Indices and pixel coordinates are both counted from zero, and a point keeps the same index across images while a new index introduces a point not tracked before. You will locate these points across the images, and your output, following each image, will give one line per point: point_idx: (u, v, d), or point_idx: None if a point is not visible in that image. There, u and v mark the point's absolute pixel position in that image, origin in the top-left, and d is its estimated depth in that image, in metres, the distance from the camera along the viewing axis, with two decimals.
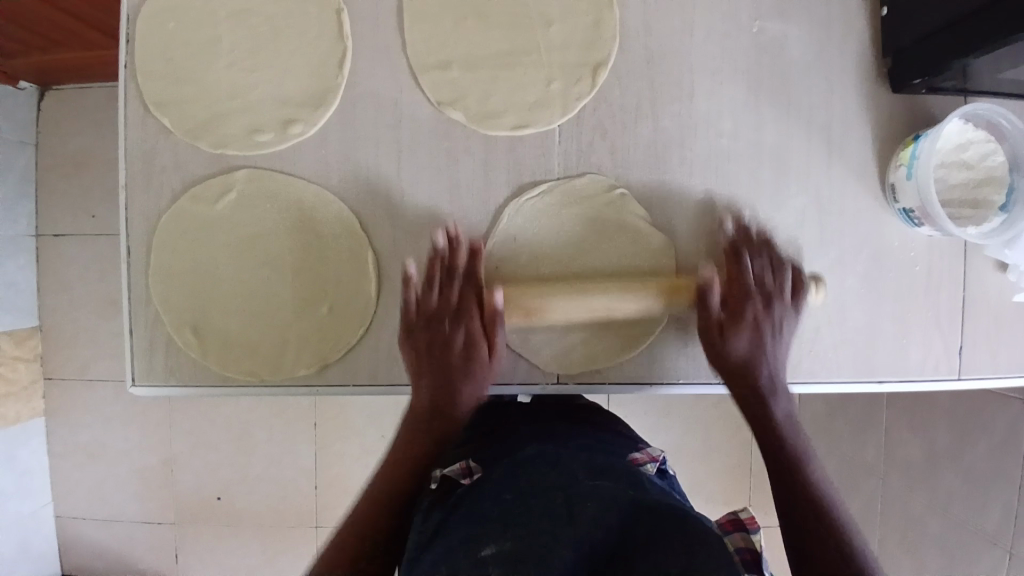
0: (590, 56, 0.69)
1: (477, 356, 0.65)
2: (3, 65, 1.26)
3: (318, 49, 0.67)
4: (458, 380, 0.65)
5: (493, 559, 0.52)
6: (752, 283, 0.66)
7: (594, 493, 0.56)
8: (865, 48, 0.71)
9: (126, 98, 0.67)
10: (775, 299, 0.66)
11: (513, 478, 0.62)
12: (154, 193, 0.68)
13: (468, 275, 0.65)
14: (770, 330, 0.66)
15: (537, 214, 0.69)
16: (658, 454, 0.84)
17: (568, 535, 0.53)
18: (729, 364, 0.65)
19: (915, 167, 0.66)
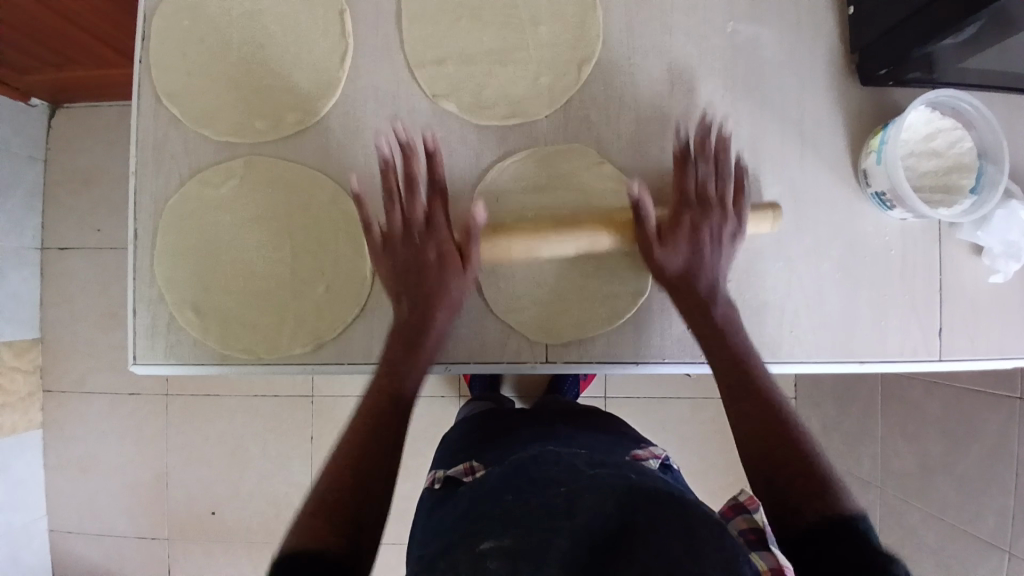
0: (576, 54, 0.73)
1: (444, 275, 0.67)
2: (17, 82, 1.32)
3: (323, 46, 0.72)
4: (428, 292, 0.66)
5: (492, 553, 0.54)
6: (698, 188, 0.69)
7: (593, 486, 0.59)
8: (834, 48, 0.75)
9: (139, 91, 0.71)
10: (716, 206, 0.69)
11: (515, 474, 0.64)
12: (163, 178, 0.71)
13: (437, 196, 0.67)
14: (709, 236, 0.68)
15: (522, 181, 0.72)
16: (659, 453, 0.83)
17: (567, 528, 0.55)
18: (672, 276, 0.68)
19: (883, 152, 0.70)
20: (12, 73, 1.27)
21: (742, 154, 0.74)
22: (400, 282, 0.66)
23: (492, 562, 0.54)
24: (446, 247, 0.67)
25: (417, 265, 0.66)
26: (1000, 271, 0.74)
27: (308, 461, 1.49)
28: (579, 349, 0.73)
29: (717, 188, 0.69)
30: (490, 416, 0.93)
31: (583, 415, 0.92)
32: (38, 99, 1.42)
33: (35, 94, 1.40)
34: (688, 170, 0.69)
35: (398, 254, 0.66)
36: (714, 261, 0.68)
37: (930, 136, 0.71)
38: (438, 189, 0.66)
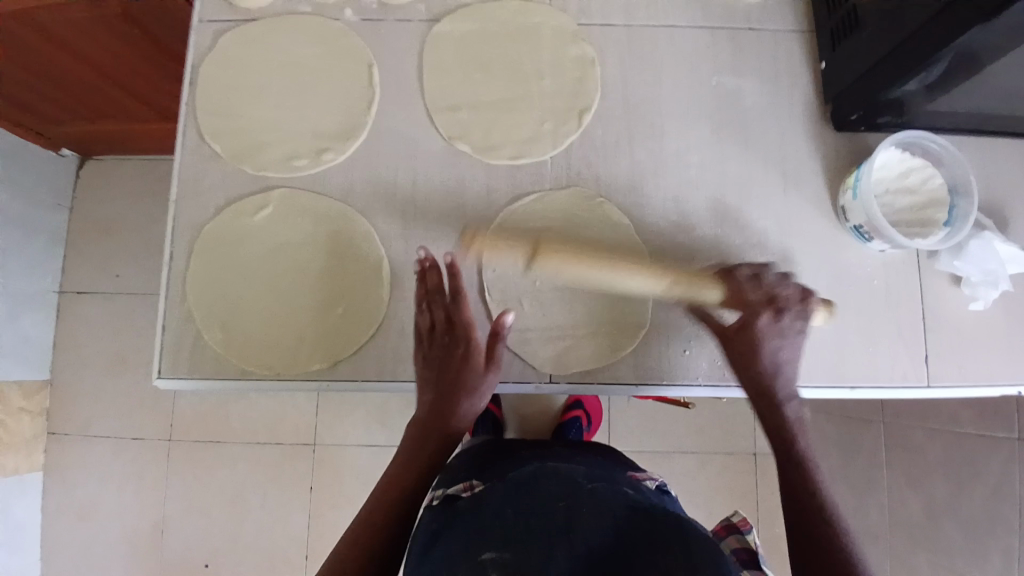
0: (577, 103, 0.82)
1: (469, 372, 0.72)
2: (50, 133, 1.41)
3: (352, 94, 0.81)
4: (456, 390, 0.72)
5: (491, 563, 0.57)
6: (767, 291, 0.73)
7: (591, 504, 0.61)
8: (808, 99, 0.84)
9: (184, 130, 0.79)
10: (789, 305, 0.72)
11: (514, 487, 0.65)
12: (201, 206, 0.78)
13: (462, 299, 0.73)
14: (768, 327, 0.71)
15: (529, 215, 0.79)
16: (655, 476, 0.88)
17: (565, 546, 0.57)
18: (750, 376, 0.71)
19: (859, 188, 0.76)
20: (48, 124, 1.36)
21: (729, 192, 0.81)
22: (436, 382, 0.72)
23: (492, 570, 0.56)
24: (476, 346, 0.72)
25: (448, 363, 0.72)
26: (980, 299, 0.79)
27: (308, 510, 1.47)
28: (583, 371, 0.76)
29: (785, 293, 0.72)
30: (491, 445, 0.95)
31: (585, 446, 0.94)
32: (69, 150, 1.52)
33: (66, 145, 1.48)
34: (740, 281, 0.73)
35: (435, 354, 0.72)
36: (786, 355, 0.71)
37: (903, 175, 0.77)
38: (462, 293, 0.73)
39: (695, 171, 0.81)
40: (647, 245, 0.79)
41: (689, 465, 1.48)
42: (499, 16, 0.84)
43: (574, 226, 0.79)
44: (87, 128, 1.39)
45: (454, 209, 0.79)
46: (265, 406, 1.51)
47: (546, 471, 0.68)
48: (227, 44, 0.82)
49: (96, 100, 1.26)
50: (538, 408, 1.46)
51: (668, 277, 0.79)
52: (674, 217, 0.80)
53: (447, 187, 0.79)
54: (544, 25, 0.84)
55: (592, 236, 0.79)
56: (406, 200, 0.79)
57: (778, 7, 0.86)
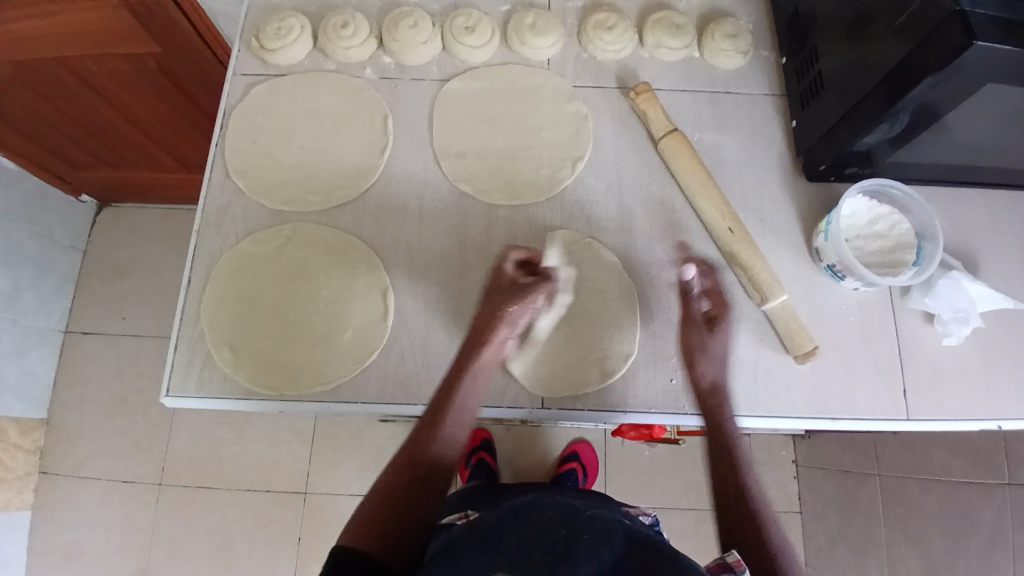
0: (571, 152, 0.90)
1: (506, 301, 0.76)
2: (76, 178, 1.50)
3: (367, 140, 0.89)
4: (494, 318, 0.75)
5: None
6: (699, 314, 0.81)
7: (590, 530, 0.62)
8: (782, 154, 0.92)
9: (212, 168, 0.87)
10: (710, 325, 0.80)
11: (513, 517, 0.67)
12: (222, 235, 0.84)
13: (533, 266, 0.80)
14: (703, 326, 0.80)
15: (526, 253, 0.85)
16: (649, 514, 0.89)
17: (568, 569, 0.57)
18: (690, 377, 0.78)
19: (830, 231, 0.83)
20: (71, 168, 1.45)
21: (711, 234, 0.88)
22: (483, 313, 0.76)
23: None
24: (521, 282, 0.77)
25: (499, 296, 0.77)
26: (952, 334, 0.83)
27: (295, 560, 1.44)
28: (574, 398, 0.80)
29: (711, 310, 0.81)
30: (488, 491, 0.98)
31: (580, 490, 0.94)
32: (88, 195, 1.60)
33: (88, 191, 1.57)
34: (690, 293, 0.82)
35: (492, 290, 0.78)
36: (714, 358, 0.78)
37: (872, 221, 0.84)
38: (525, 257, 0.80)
39: (680, 215, 0.88)
40: (635, 281, 0.85)
41: (684, 520, 1.46)
42: (502, 77, 0.94)
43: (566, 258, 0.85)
44: (109, 175, 1.48)
45: (456, 244, 0.85)
46: (259, 450, 1.51)
47: (545, 502, 0.70)
48: (257, 95, 0.91)
49: (122, 148, 1.35)
50: (532, 458, 1.46)
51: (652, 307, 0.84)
52: (660, 255, 0.86)
53: (451, 224, 0.86)
54: (543, 86, 0.94)
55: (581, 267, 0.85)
56: (412, 235, 0.85)
57: (752, 75, 0.97)
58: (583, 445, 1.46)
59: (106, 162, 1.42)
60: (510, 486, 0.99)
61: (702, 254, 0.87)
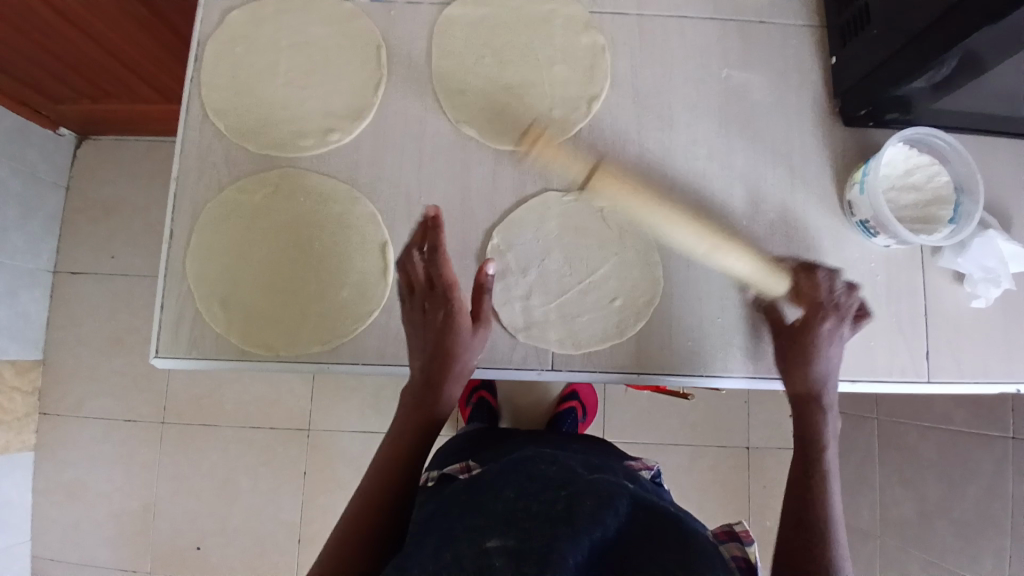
0: (587, 90, 0.82)
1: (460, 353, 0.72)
2: (50, 111, 1.38)
3: (360, 75, 0.80)
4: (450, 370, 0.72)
5: (496, 551, 0.58)
6: (826, 297, 0.75)
7: (592, 493, 0.64)
8: (818, 94, 0.84)
9: (188, 107, 0.78)
10: (838, 315, 0.75)
11: (515, 478, 0.68)
12: (204, 184, 0.77)
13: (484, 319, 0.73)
14: (826, 337, 0.74)
15: (531, 213, 0.78)
16: (652, 465, 0.83)
17: (566, 533, 0.58)
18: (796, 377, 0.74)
19: (865, 184, 0.77)
20: (47, 101, 1.33)
21: (735, 184, 0.81)
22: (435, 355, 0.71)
23: (498, 560, 0.57)
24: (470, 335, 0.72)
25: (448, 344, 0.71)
26: (981, 296, 0.79)
27: (300, 495, 1.47)
28: (585, 358, 0.77)
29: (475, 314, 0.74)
30: (484, 440, 0.97)
31: (582, 439, 0.92)
32: (67, 128, 1.48)
33: (65, 123, 1.45)
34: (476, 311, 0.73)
35: (439, 335, 0.71)
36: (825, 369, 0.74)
37: (908, 172, 0.78)
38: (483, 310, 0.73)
39: (703, 162, 0.81)
40: (654, 236, 0.79)
41: (682, 458, 1.49)
42: (511, 1, 0.83)
43: (496, 235, 0.77)
44: (87, 107, 1.36)
45: (460, 193, 0.79)
46: (260, 390, 1.50)
47: (549, 463, 0.71)
48: (235, 21, 0.81)
49: (99, 80, 1.24)
50: (534, 398, 1.46)
51: (640, 245, 0.79)
52: (679, 208, 0.80)
53: (454, 171, 0.79)
54: (556, 13, 0.83)
55: (540, 215, 0.78)
56: (411, 184, 0.78)
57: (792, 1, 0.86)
58: (583, 386, 1.45)
59: (84, 94, 1.31)
60: (512, 437, 0.97)
61: (724, 206, 0.81)
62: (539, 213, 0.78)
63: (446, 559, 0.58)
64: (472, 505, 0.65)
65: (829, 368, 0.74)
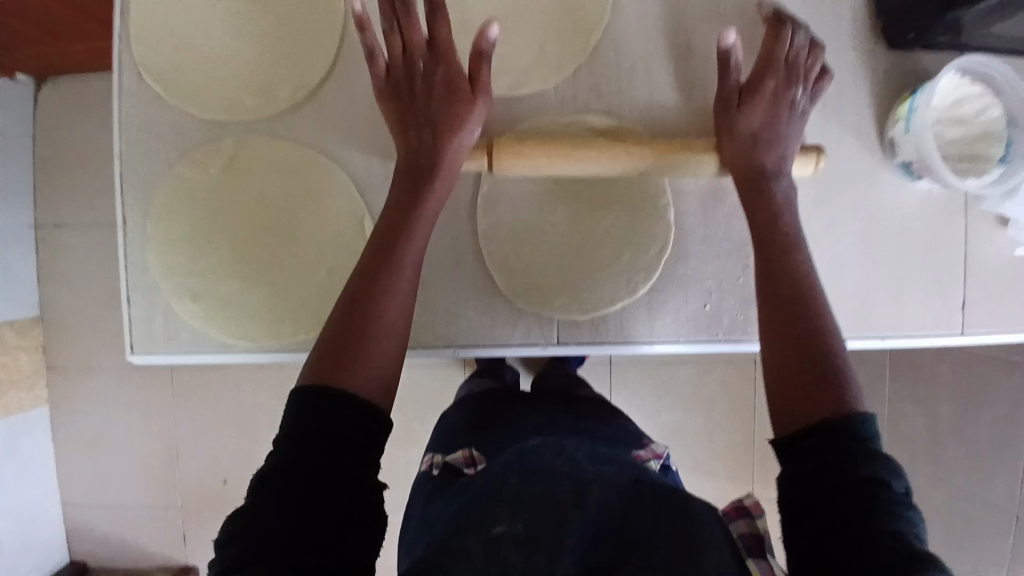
0: (585, 17, 0.69)
1: (450, 108, 0.62)
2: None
3: (313, 14, 0.67)
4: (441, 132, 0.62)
5: (506, 537, 0.52)
6: (784, 57, 0.65)
7: (597, 480, 0.58)
8: (862, 4, 0.70)
9: (119, 67, 0.67)
10: (800, 79, 0.65)
11: (516, 462, 0.62)
12: (152, 162, 0.68)
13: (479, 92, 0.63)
14: (786, 112, 0.65)
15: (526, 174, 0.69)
16: (661, 452, 0.78)
17: (575, 519, 0.54)
18: (734, 150, 0.65)
19: (912, 120, 0.66)
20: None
21: None
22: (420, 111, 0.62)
23: (511, 551, 0.51)
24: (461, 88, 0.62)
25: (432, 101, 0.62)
26: None
27: None
28: (592, 331, 0.71)
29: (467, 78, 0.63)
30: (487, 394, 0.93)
31: (589, 396, 0.90)
32: (24, 74, 1.33)
33: (19, 68, 1.30)
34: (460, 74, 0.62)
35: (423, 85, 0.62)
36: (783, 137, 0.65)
37: (958, 102, 0.67)
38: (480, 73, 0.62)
39: None
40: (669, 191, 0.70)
41: None
42: None
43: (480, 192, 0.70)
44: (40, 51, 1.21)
45: None
46: None
47: (551, 447, 0.65)
48: None
49: (43, 19, 1.08)
50: None
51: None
52: None
53: None
54: None
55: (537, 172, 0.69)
56: (386, 146, 0.68)
57: None
58: None
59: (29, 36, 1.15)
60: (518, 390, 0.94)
61: None
62: None
63: (453, 551, 0.52)
64: (472, 493, 0.60)
65: (783, 141, 0.65)
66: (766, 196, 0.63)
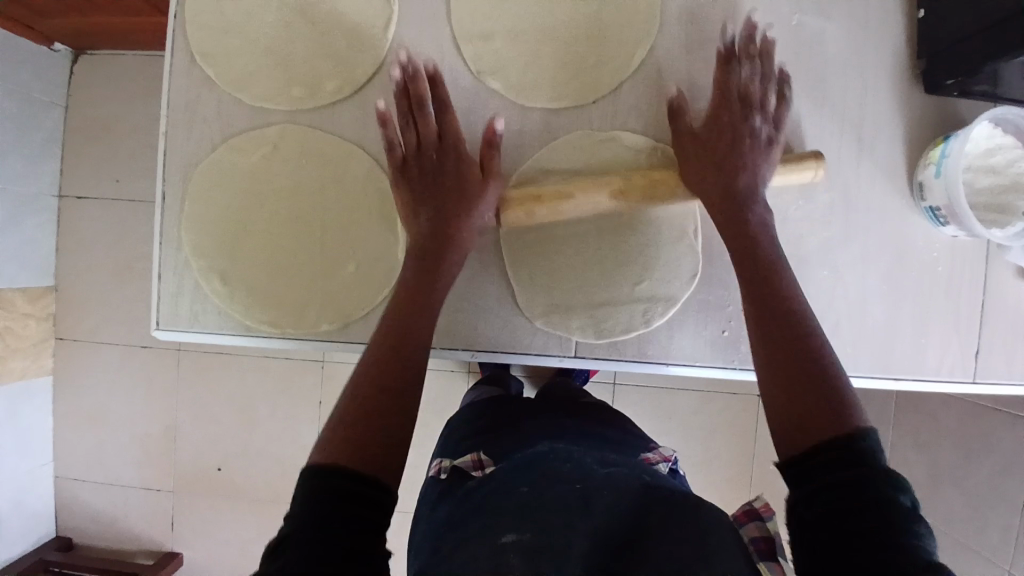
0: (630, 37, 0.70)
1: (457, 193, 0.64)
2: (38, 24, 1.25)
3: (365, 12, 0.69)
4: (444, 200, 0.63)
5: (513, 546, 0.50)
6: (737, 89, 0.65)
7: (607, 487, 0.56)
8: (901, 49, 0.72)
9: (173, 47, 0.69)
10: (759, 130, 0.64)
11: (525, 470, 0.60)
12: (194, 142, 0.69)
13: (447, 111, 0.64)
14: (749, 146, 0.63)
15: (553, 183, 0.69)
16: (669, 454, 0.79)
17: (584, 525, 0.52)
18: (717, 190, 0.63)
19: (943, 166, 0.67)
20: (38, 17, 1.21)
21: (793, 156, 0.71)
22: (423, 201, 0.64)
23: (512, 558, 0.49)
24: (461, 155, 0.64)
25: (431, 181, 0.64)
26: None
27: (316, 423, 1.43)
28: (609, 345, 0.72)
29: (444, 120, 0.64)
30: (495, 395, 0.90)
31: (598, 404, 0.89)
32: (61, 43, 1.35)
33: (58, 38, 1.33)
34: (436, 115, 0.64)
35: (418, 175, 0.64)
36: (760, 178, 0.64)
37: (990, 152, 0.68)
38: (447, 106, 0.64)
39: None
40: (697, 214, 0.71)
41: None
42: None
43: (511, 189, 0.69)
44: (79, 22, 1.23)
45: None
46: None
47: (558, 454, 0.63)
48: None
49: None
50: None
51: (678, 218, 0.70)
52: None
53: (474, 133, 0.70)
54: None
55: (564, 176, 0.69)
56: None
57: None
58: None
59: (71, 7, 1.17)
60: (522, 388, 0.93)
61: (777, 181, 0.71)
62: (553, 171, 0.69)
63: (460, 561, 0.51)
64: (482, 504, 0.57)
65: (758, 189, 0.63)
66: (745, 227, 0.61)
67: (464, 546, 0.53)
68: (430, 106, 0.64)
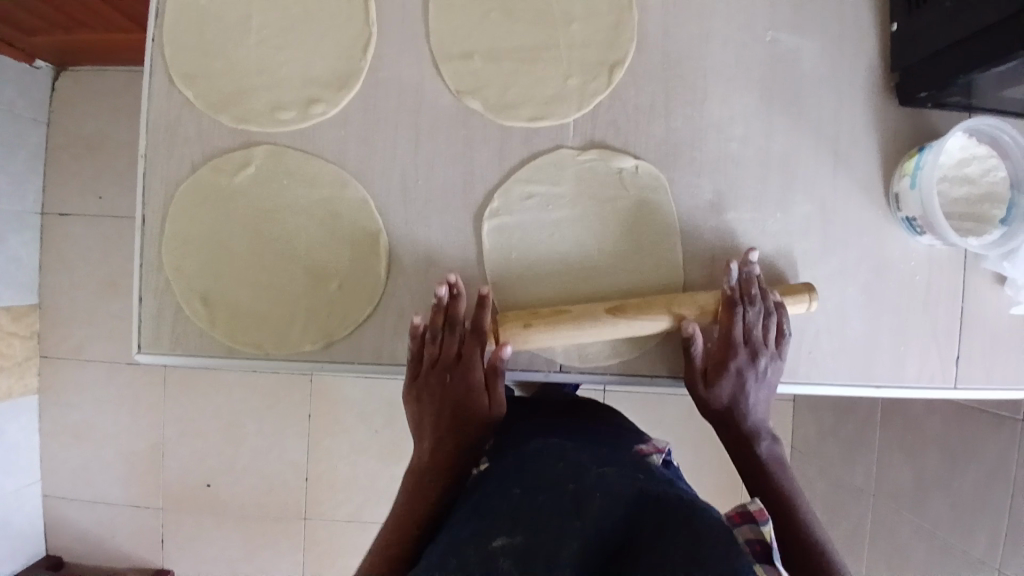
0: (609, 55, 0.71)
1: (474, 414, 0.66)
2: (19, 40, 1.24)
3: (345, 33, 0.69)
4: (461, 425, 0.65)
5: (503, 552, 0.50)
6: (753, 330, 0.67)
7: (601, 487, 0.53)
8: (875, 64, 0.73)
9: (152, 69, 0.69)
10: (764, 349, 0.67)
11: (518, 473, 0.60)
12: (174, 164, 0.69)
13: (478, 341, 0.66)
14: (752, 378, 0.67)
15: (533, 209, 0.70)
16: (662, 447, 0.79)
17: (575, 529, 0.50)
18: (716, 410, 0.68)
19: (918, 177, 0.68)
20: (18, 33, 1.20)
21: (771, 171, 0.72)
22: (437, 423, 0.66)
23: (505, 563, 0.49)
24: (477, 373, 0.66)
25: (448, 401, 0.66)
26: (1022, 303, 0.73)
27: (305, 439, 1.42)
28: (593, 361, 0.72)
29: (471, 341, 0.66)
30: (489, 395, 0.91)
31: (591, 402, 0.89)
32: (43, 60, 1.35)
33: (40, 54, 1.32)
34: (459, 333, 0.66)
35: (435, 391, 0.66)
36: (755, 400, 0.68)
37: (964, 162, 0.69)
38: (483, 330, 0.66)
39: (736, 145, 0.72)
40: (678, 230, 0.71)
41: None
42: None
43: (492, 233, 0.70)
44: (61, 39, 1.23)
45: (462, 177, 0.70)
46: None
47: (553, 453, 0.62)
48: None
49: (70, 10, 1.10)
50: None
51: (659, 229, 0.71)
52: (706, 196, 0.72)
53: (455, 152, 0.70)
54: None
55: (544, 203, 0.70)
56: (406, 166, 0.70)
57: None
58: None
59: (52, 24, 1.16)
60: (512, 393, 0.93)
61: (756, 196, 0.72)
62: (534, 198, 0.70)
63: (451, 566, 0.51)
64: (475, 508, 0.58)
65: (755, 404, 0.68)
66: (751, 456, 0.68)
67: (453, 551, 0.53)
68: (460, 324, 0.66)
